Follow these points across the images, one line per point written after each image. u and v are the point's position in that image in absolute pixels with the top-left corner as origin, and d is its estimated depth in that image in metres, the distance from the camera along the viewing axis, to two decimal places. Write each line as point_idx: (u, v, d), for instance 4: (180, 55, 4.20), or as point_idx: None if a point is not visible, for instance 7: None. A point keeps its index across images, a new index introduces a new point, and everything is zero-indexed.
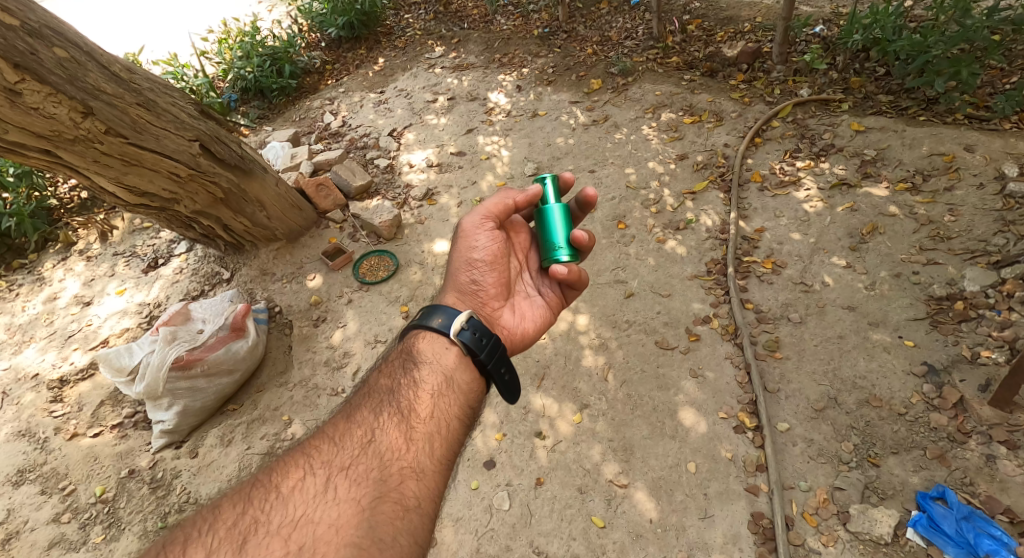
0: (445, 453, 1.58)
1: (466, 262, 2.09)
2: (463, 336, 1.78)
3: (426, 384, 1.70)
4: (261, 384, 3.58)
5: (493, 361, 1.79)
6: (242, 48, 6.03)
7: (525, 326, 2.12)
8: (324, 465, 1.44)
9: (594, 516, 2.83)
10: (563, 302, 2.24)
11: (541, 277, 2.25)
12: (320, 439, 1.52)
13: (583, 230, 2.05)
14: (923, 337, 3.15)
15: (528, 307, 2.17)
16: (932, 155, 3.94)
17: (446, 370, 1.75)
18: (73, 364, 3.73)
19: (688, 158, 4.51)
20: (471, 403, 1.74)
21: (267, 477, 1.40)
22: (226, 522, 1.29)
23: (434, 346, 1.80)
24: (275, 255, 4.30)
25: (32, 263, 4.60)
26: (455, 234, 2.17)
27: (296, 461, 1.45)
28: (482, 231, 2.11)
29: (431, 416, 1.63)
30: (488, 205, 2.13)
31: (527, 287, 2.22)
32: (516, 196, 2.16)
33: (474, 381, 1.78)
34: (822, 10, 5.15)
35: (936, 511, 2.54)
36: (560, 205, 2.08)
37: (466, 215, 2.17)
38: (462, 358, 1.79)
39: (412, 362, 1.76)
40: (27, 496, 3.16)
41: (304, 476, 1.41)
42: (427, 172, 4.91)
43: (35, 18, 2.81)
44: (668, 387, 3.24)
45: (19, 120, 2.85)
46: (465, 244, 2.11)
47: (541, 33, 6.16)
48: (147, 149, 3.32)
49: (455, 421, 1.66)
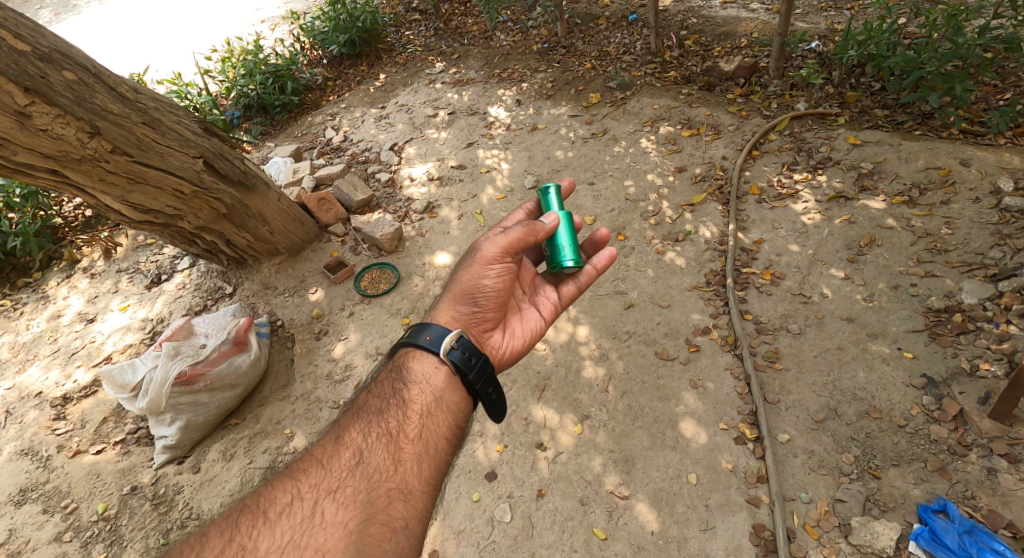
0: (434, 474, 1.60)
1: (472, 287, 2.05)
2: (453, 355, 1.79)
3: (416, 404, 1.71)
4: (263, 398, 3.59)
5: (482, 381, 1.81)
6: (245, 66, 6.12)
7: (515, 345, 2.14)
8: (312, 488, 1.46)
9: (595, 529, 2.83)
10: (554, 318, 2.29)
11: (531, 296, 2.30)
12: (309, 462, 1.54)
13: (611, 249, 2.34)
14: (922, 349, 3.17)
15: (518, 324, 2.20)
16: (928, 169, 3.98)
17: (435, 390, 1.76)
18: (76, 381, 3.75)
19: (687, 171, 4.55)
20: (460, 422, 1.77)
21: (256, 503, 1.43)
22: (214, 550, 1.31)
23: (424, 366, 1.81)
24: (278, 268, 4.34)
25: (36, 282, 4.64)
26: (468, 255, 2.11)
27: (284, 485, 1.47)
28: (498, 262, 2.09)
29: (419, 436, 1.65)
30: (509, 239, 2.09)
31: (517, 305, 2.25)
32: (539, 233, 2.14)
33: (463, 400, 1.80)
34: (817, 26, 5.23)
35: (938, 524, 2.53)
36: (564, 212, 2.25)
37: (485, 240, 2.11)
38: (452, 378, 1.80)
39: (402, 382, 1.77)
40: (29, 515, 3.16)
41: (292, 501, 1.43)
42: (427, 185, 4.95)
43: (45, 42, 2.90)
44: (668, 398, 3.25)
45: (29, 141, 2.89)
46: (477, 270, 2.07)
47: (540, 49, 6.25)
48: (152, 166, 3.36)
49: (444, 441, 1.69)
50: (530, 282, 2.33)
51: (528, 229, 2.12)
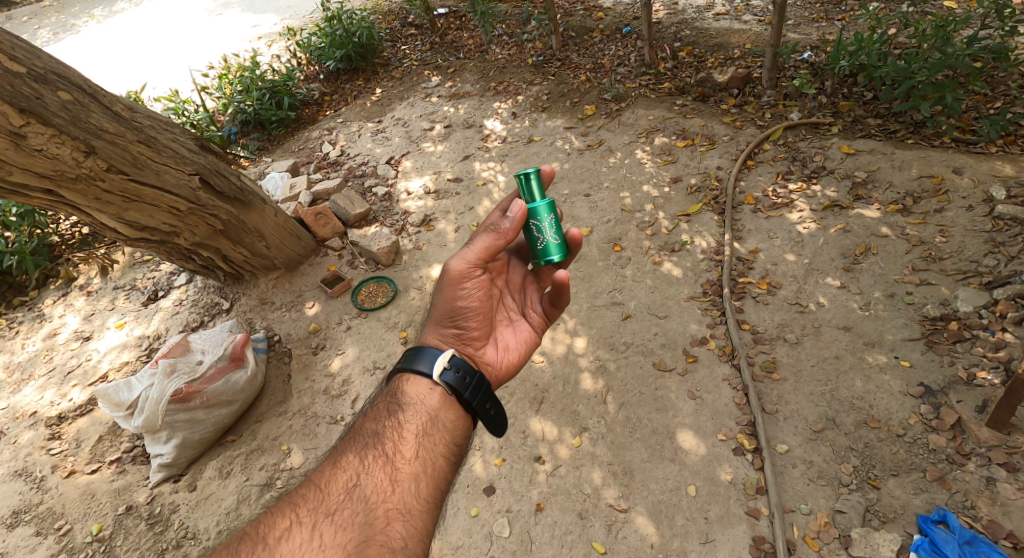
0: (431, 492, 1.60)
1: (450, 310, 2.00)
2: (447, 376, 1.79)
3: (411, 424, 1.71)
4: (260, 414, 3.59)
5: (479, 398, 1.81)
6: (242, 83, 6.18)
7: (510, 358, 2.13)
8: (310, 512, 1.45)
9: (594, 542, 2.81)
10: (547, 324, 2.27)
11: (521, 298, 2.26)
12: (306, 487, 1.53)
13: (579, 229, 2.09)
14: (919, 358, 3.16)
15: (511, 336, 2.17)
16: (921, 177, 4.00)
17: (430, 410, 1.76)
18: (72, 400, 3.74)
19: (682, 181, 4.57)
20: (457, 440, 1.76)
21: (256, 529, 1.41)
22: None
23: (417, 388, 1.80)
24: (275, 284, 4.34)
25: (32, 300, 4.65)
26: (439, 276, 2.00)
27: (282, 511, 1.45)
28: (470, 279, 2.00)
29: (416, 456, 1.65)
30: (476, 251, 1.97)
31: (509, 312, 2.22)
32: (502, 231, 1.97)
33: (460, 418, 1.80)
34: (809, 36, 5.29)
35: (938, 535, 2.51)
36: (549, 204, 1.98)
37: (452, 256, 1.98)
38: (447, 398, 1.80)
39: (396, 403, 1.76)
40: (22, 538, 3.14)
41: (290, 525, 1.42)
42: (425, 199, 4.97)
43: (41, 64, 2.94)
44: (667, 409, 3.24)
45: (24, 161, 2.92)
46: (450, 291, 1.99)
47: (535, 62, 6.31)
48: (148, 184, 3.38)
49: (442, 459, 1.69)
50: (516, 282, 2.27)
51: (495, 235, 1.98)
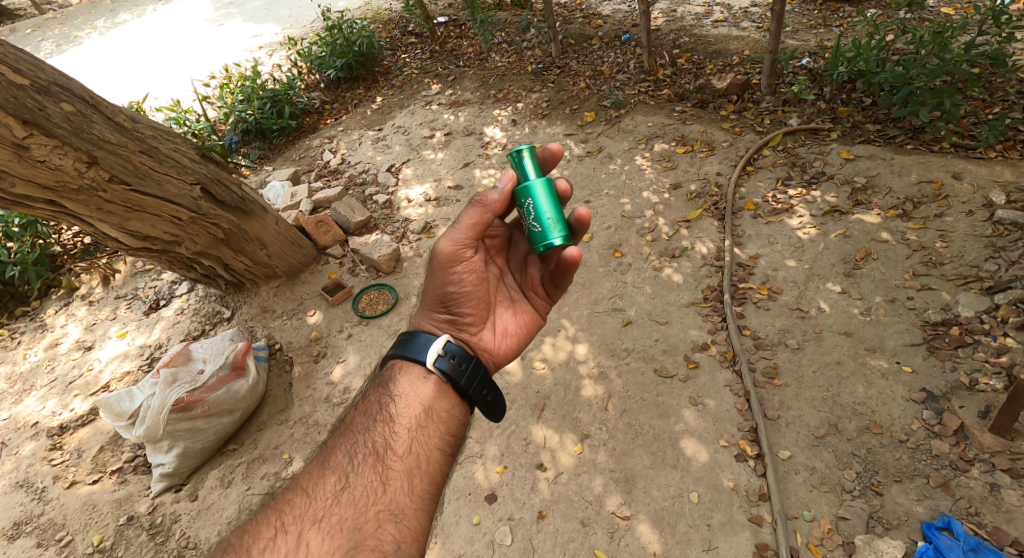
0: (425, 488, 1.61)
1: (442, 294, 1.97)
2: (440, 364, 1.80)
3: (403, 418, 1.70)
4: (261, 422, 3.58)
5: (475, 385, 1.83)
6: (243, 92, 6.21)
7: (509, 341, 2.10)
8: (295, 519, 1.45)
9: (597, 550, 2.81)
10: (548, 304, 2.22)
11: (522, 278, 2.21)
12: (293, 491, 1.52)
13: (585, 208, 1.93)
14: (921, 363, 3.16)
15: (511, 319, 2.14)
16: (920, 183, 4.02)
17: (424, 401, 1.75)
18: (73, 411, 3.74)
19: (682, 188, 4.58)
20: (453, 430, 1.77)
21: (240, 539, 1.41)
22: None
23: (410, 377, 1.80)
24: (276, 292, 4.35)
25: (34, 310, 4.67)
26: (427, 259, 1.96)
27: (268, 520, 1.45)
28: (459, 261, 1.96)
29: (408, 452, 1.65)
30: (463, 229, 1.91)
31: (509, 294, 2.18)
32: (490, 208, 1.89)
33: (456, 406, 1.81)
34: (808, 43, 5.32)
35: (943, 542, 2.50)
36: (543, 182, 1.86)
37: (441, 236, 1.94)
38: (441, 386, 1.80)
39: (388, 396, 1.76)
40: (23, 549, 3.13)
41: (275, 535, 1.41)
42: (425, 206, 4.99)
43: (44, 76, 2.97)
44: (668, 416, 3.24)
45: (27, 172, 2.93)
46: (440, 275, 1.95)
47: (535, 69, 6.34)
48: (150, 194, 3.40)
49: (436, 452, 1.69)
50: (517, 261, 2.22)
51: (480, 208, 1.88)
